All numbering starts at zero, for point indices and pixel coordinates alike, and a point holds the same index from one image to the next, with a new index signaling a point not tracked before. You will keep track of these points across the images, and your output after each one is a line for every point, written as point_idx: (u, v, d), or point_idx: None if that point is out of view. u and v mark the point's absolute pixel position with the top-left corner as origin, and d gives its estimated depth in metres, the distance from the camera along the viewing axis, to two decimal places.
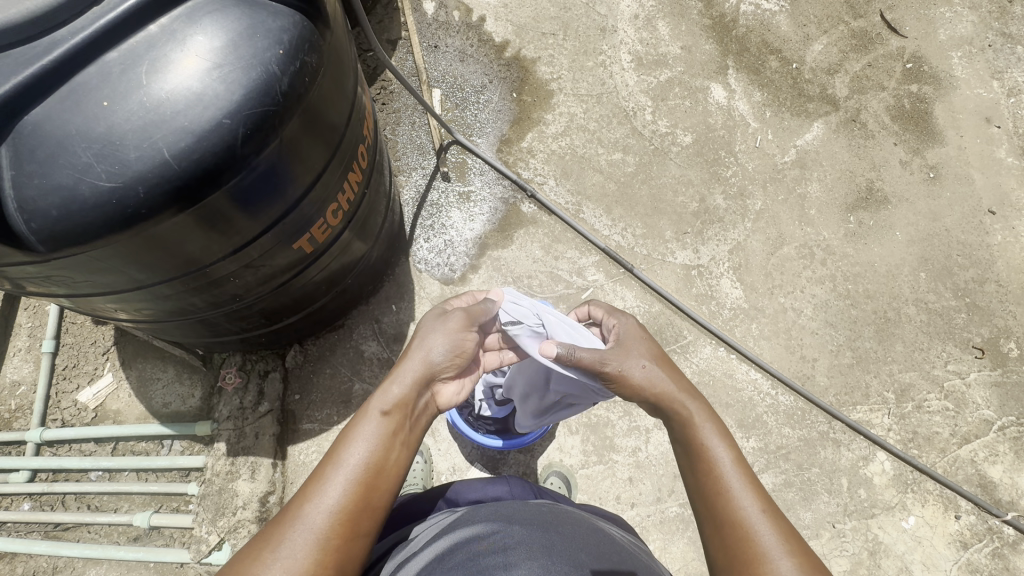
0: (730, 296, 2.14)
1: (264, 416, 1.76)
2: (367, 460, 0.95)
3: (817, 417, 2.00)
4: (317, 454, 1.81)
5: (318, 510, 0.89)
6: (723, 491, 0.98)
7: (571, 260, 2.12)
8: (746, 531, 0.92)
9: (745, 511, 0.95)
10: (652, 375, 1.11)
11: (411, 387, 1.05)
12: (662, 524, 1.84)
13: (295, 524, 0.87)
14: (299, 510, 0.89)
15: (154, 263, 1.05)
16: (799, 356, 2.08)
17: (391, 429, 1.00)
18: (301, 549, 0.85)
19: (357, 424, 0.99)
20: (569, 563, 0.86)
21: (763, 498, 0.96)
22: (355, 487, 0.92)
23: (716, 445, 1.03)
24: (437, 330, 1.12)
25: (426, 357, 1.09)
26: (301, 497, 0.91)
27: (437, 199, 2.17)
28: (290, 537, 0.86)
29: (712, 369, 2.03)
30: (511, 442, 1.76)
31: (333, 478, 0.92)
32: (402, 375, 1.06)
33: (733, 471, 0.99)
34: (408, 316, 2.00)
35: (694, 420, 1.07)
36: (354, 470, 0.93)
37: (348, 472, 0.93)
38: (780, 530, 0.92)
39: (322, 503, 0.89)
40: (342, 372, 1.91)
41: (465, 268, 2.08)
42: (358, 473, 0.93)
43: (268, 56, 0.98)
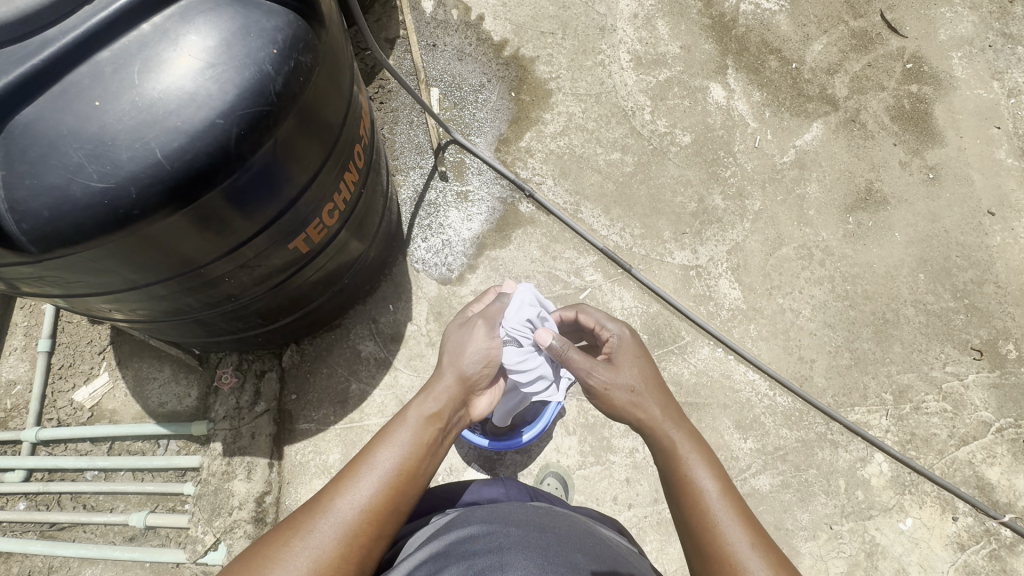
0: (728, 296, 2.13)
1: (261, 416, 1.76)
2: (399, 463, 0.96)
3: (815, 418, 2.00)
4: (314, 454, 1.81)
5: (349, 504, 0.90)
6: (708, 524, 0.97)
7: (569, 260, 2.12)
8: (734, 567, 0.92)
9: (733, 547, 0.94)
10: (639, 397, 1.12)
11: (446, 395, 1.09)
12: (660, 525, 1.84)
13: (324, 515, 0.88)
14: (331, 503, 0.90)
15: (148, 264, 1.05)
16: (797, 357, 2.08)
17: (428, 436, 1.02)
18: (329, 541, 0.86)
19: (394, 429, 1.01)
20: (565, 564, 0.86)
21: (751, 529, 0.96)
22: (386, 486, 0.93)
23: (701, 477, 1.02)
24: (474, 344, 1.16)
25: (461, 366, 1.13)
26: (333, 490, 0.92)
27: (435, 199, 2.16)
28: (315, 529, 0.87)
29: (710, 370, 2.03)
30: (498, 443, 1.72)
31: (364, 474, 0.94)
32: (439, 385, 1.10)
33: (719, 503, 0.99)
34: (405, 316, 1.99)
35: (678, 450, 1.06)
36: (387, 471, 0.95)
37: (382, 472, 0.94)
38: (769, 563, 0.92)
39: (353, 497, 0.91)
40: (339, 372, 1.90)
41: (463, 268, 2.08)
42: (392, 474, 0.95)
43: (262, 56, 0.98)
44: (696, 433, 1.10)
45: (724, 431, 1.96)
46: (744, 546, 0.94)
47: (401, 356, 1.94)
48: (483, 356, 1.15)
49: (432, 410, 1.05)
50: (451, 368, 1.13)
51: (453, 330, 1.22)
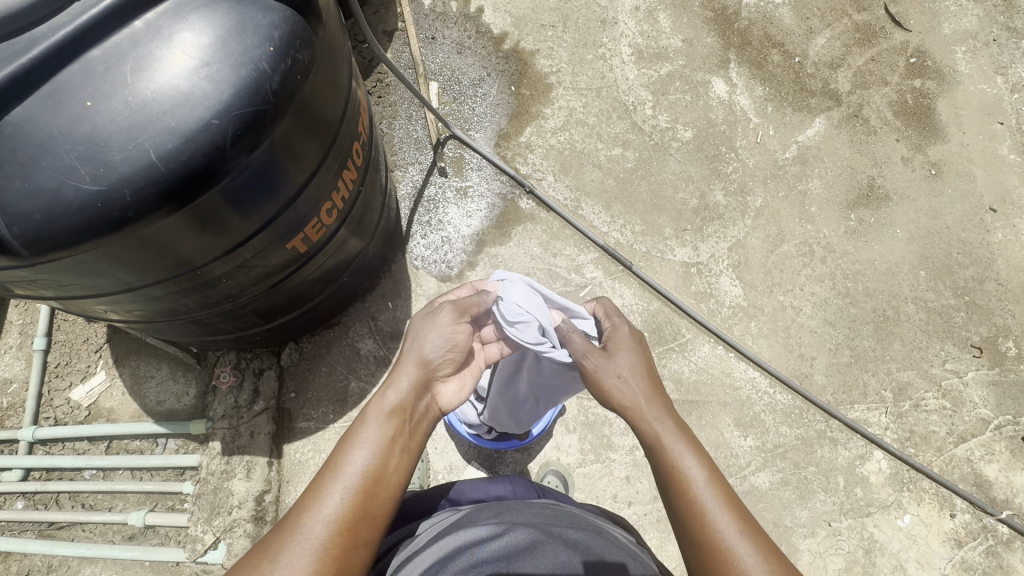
0: (729, 294, 2.12)
1: (260, 415, 1.75)
2: (367, 461, 0.95)
3: (815, 415, 2.00)
4: (313, 452, 1.80)
5: (317, 518, 0.88)
6: (695, 512, 0.96)
7: (570, 257, 2.10)
8: (725, 554, 0.91)
9: (723, 534, 0.93)
10: (629, 386, 1.12)
11: (403, 384, 1.06)
12: (659, 522, 1.84)
13: (294, 531, 0.87)
14: (298, 520, 0.88)
15: (144, 265, 1.03)
16: (797, 355, 2.07)
17: (386, 432, 0.99)
18: (303, 558, 0.85)
19: (353, 431, 0.99)
20: (577, 565, 0.85)
21: (740, 515, 0.95)
22: (353, 493, 0.92)
23: (687, 465, 1.01)
24: (423, 332, 1.13)
25: (416, 352, 1.11)
26: (301, 505, 0.91)
27: (435, 195, 2.14)
28: (289, 548, 0.86)
29: (710, 368, 2.02)
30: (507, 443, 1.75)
31: (330, 485, 0.92)
32: (394, 379, 1.07)
33: (707, 491, 0.97)
34: (405, 313, 1.98)
35: (663, 440, 1.05)
36: (355, 471, 0.94)
37: (347, 478, 0.93)
38: (757, 547, 0.91)
39: (320, 511, 0.89)
40: (338, 370, 1.89)
41: (463, 265, 2.06)
42: (356, 476, 0.93)
43: (258, 53, 0.95)
44: (684, 422, 1.08)
45: (724, 428, 1.96)
46: (735, 534, 0.93)
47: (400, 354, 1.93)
48: (447, 342, 1.14)
49: (389, 404, 1.03)
50: (407, 364, 1.10)
51: (416, 316, 1.19)
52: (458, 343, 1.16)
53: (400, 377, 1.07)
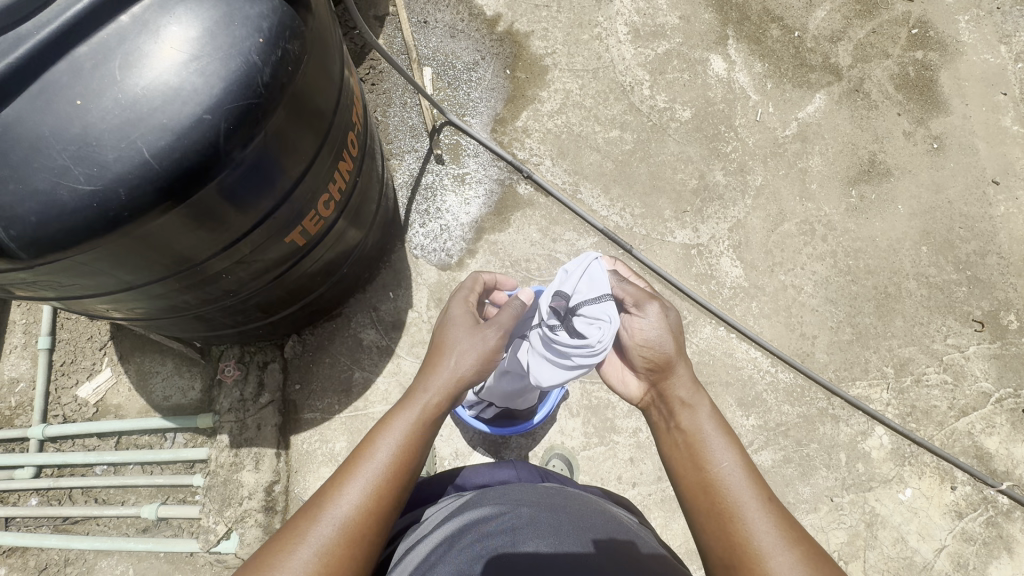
0: (730, 275, 2.12)
1: (266, 408, 1.76)
2: (394, 458, 0.96)
3: (816, 393, 2.01)
4: (320, 443, 1.82)
5: (344, 504, 0.90)
6: (720, 478, 0.97)
7: (569, 242, 2.10)
8: (747, 525, 0.92)
9: (745, 503, 0.94)
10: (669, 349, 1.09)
11: (437, 389, 1.03)
12: (664, 502, 1.87)
13: (324, 511, 0.89)
14: (325, 504, 0.90)
15: (144, 263, 1.03)
16: (798, 334, 2.08)
17: (419, 430, 1.00)
18: (327, 544, 0.86)
19: (388, 422, 0.99)
20: (586, 541, 0.87)
21: (760, 485, 0.97)
22: (383, 480, 0.93)
23: (713, 434, 1.03)
24: (468, 333, 1.09)
25: (452, 360, 1.06)
26: (335, 484, 0.92)
27: (432, 183, 2.13)
28: (314, 527, 0.87)
29: (712, 349, 2.03)
30: (514, 429, 1.74)
31: (359, 473, 0.93)
32: (433, 375, 1.05)
33: (730, 459, 0.99)
34: (406, 303, 1.98)
35: (693, 407, 1.06)
36: (387, 464, 0.95)
37: (379, 468, 0.94)
38: (776, 520, 0.93)
39: (348, 495, 0.90)
40: (341, 361, 1.90)
41: (462, 253, 2.05)
42: (390, 466, 0.95)
43: (248, 45, 0.94)
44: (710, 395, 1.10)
45: (726, 408, 1.97)
46: (756, 504, 0.94)
47: (403, 344, 1.94)
48: (483, 355, 1.07)
49: (422, 405, 1.02)
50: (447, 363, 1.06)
51: (460, 320, 1.13)
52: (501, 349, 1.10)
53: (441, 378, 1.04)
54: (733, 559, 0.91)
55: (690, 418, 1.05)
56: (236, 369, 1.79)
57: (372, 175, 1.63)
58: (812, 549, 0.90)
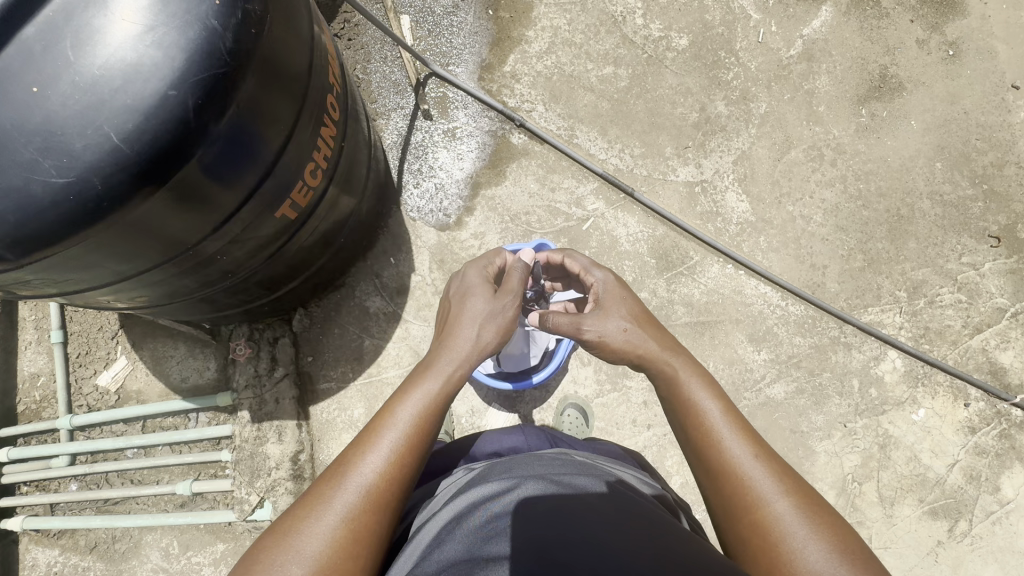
0: (736, 210, 2.06)
1: (281, 381, 1.79)
2: (417, 423, 0.97)
3: (828, 323, 2.00)
4: (338, 411, 1.87)
5: (369, 467, 0.90)
6: (710, 436, 0.98)
7: (569, 190, 2.04)
8: (739, 476, 0.92)
9: (736, 457, 0.94)
10: (631, 336, 1.12)
11: (456, 357, 1.07)
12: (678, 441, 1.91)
13: (350, 474, 0.89)
14: (349, 468, 0.90)
15: (136, 253, 1.01)
16: (808, 265, 2.04)
17: (440, 386, 1.02)
18: (352, 505, 0.86)
19: (409, 389, 1.01)
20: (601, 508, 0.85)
21: (753, 440, 0.96)
22: (406, 446, 0.94)
23: (702, 397, 1.02)
24: (484, 301, 1.17)
25: (469, 332, 1.11)
26: (360, 446, 0.92)
27: (422, 140, 2.05)
28: (339, 492, 0.87)
29: (721, 288, 2.00)
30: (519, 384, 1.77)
31: (382, 437, 0.93)
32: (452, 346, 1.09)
33: (720, 418, 0.99)
34: (408, 267, 1.96)
35: (679, 375, 1.07)
36: (409, 429, 0.95)
37: (403, 429, 0.95)
38: (770, 469, 0.92)
39: (372, 461, 0.90)
40: (350, 330, 1.91)
41: (460, 211, 2.00)
42: (413, 424, 0.96)
43: (204, 10, 0.88)
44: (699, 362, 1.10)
45: (737, 345, 1.97)
46: (747, 457, 0.94)
47: (409, 308, 1.93)
48: (497, 324, 1.15)
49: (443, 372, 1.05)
50: (465, 332, 1.12)
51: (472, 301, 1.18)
52: (513, 320, 1.19)
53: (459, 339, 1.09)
54: (729, 509, 0.91)
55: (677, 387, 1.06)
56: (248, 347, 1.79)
57: (359, 141, 1.58)
58: (807, 496, 0.89)
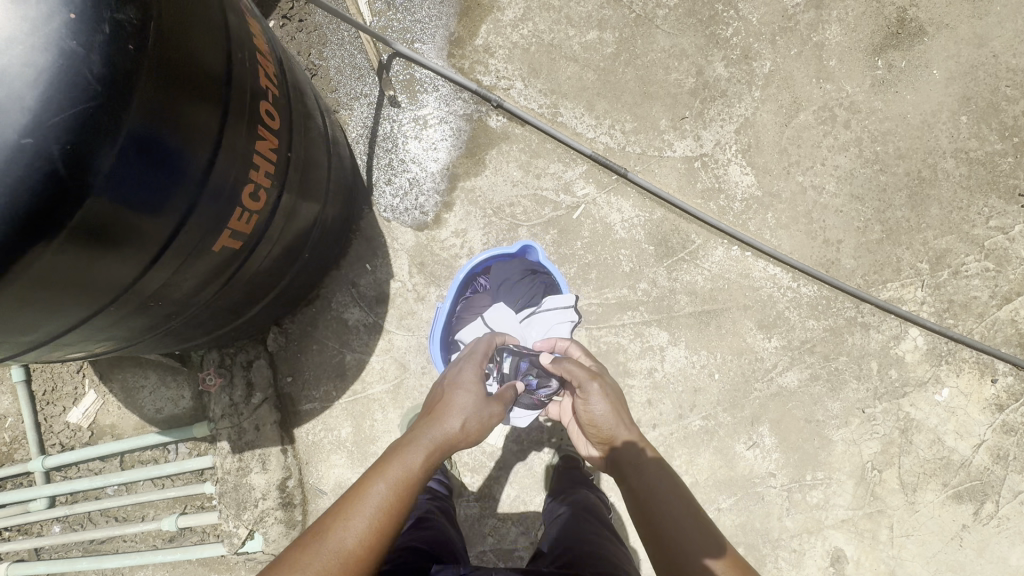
0: (740, 185, 1.87)
1: (261, 407, 1.68)
2: (403, 489, 0.90)
3: (843, 303, 1.85)
4: (325, 432, 1.76)
5: (347, 533, 0.83)
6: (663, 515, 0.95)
7: (556, 176, 1.85)
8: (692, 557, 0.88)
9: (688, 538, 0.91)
10: (606, 410, 1.13)
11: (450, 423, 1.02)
12: (686, 439, 1.80)
13: (326, 539, 0.83)
14: (326, 533, 0.83)
15: (41, 320, 0.87)
16: (821, 241, 1.87)
17: (418, 471, 0.93)
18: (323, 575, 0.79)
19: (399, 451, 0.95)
20: None
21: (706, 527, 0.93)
22: (387, 515, 0.87)
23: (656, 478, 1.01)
24: (472, 396, 1.07)
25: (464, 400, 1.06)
26: (338, 522, 0.85)
27: (390, 130, 1.85)
28: (311, 559, 0.80)
29: (726, 273, 1.85)
30: None
31: (364, 502, 0.87)
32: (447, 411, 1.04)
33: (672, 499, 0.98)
34: (386, 273, 1.80)
35: (636, 455, 1.06)
36: (394, 495, 0.89)
37: (384, 495, 0.88)
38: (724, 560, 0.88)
39: (352, 527, 0.84)
40: (329, 346, 1.78)
41: (438, 207, 1.83)
42: (389, 500, 0.88)
43: (60, 36, 0.74)
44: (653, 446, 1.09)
45: (746, 333, 1.83)
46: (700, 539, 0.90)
47: (391, 318, 1.79)
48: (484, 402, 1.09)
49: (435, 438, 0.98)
50: (458, 405, 1.06)
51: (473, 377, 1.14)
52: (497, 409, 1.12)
53: (440, 427, 0.99)
54: None
55: (635, 466, 1.05)
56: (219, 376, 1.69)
57: (311, 138, 1.40)
58: None
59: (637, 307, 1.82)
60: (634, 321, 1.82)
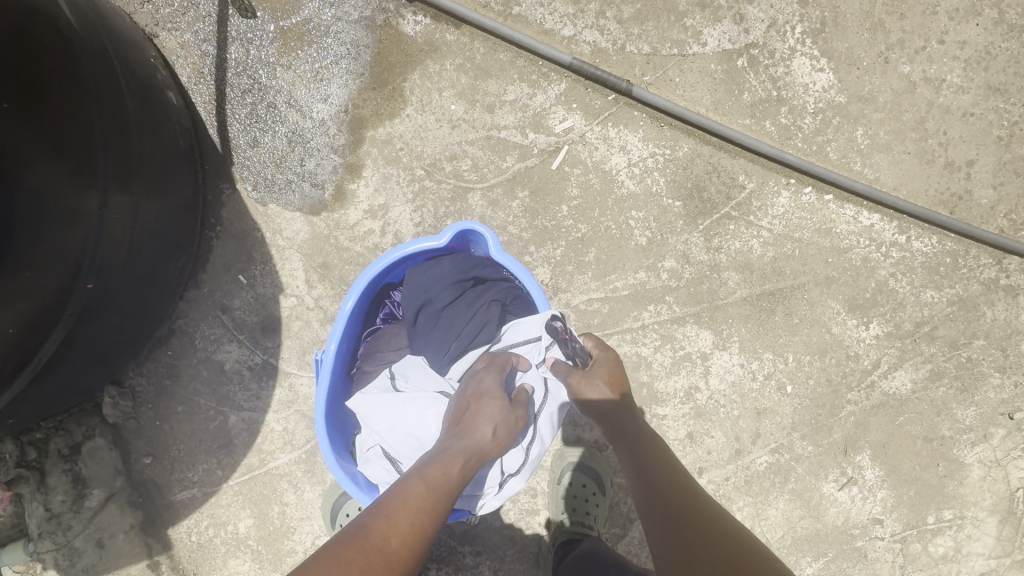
0: (811, 88, 1.18)
1: (100, 514, 1.13)
2: (442, 477, 0.69)
3: (980, 259, 1.20)
4: (214, 530, 1.18)
5: (384, 522, 0.62)
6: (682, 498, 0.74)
7: (518, 104, 1.17)
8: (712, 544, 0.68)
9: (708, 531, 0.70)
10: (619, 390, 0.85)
11: (490, 417, 0.79)
12: (750, 485, 1.21)
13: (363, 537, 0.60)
14: (362, 530, 0.61)
15: None
16: (942, 165, 1.19)
17: (460, 468, 0.71)
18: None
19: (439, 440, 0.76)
20: None
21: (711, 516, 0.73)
22: (429, 505, 0.65)
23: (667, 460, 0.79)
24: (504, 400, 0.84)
25: (492, 400, 0.82)
26: (379, 514, 0.63)
27: (245, 55, 1.15)
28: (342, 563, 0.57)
29: (798, 231, 1.19)
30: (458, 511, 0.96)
31: (403, 491, 0.66)
32: (480, 411, 0.80)
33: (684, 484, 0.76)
34: (271, 286, 1.17)
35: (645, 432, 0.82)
36: (436, 483, 0.68)
37: (421, 485, 0.67)
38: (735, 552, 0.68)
39: (395, 516, 0.63)
40: (201, 405, 1.17)
41: (338, 174, 1.16)
42: (431, 494, 0.67)
43: None
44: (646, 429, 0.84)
45: (832, 319, 1.20)
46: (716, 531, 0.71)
47: (288, 354, 1.18)
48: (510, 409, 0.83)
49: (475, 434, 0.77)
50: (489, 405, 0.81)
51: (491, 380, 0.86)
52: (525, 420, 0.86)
53: (473, 431, 0.77)
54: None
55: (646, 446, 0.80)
56: (14, 483, 1.09)
57: (47, 76, 0.78)
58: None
59: (662, 299, 1.19)
60: (660, 320, 1.19)
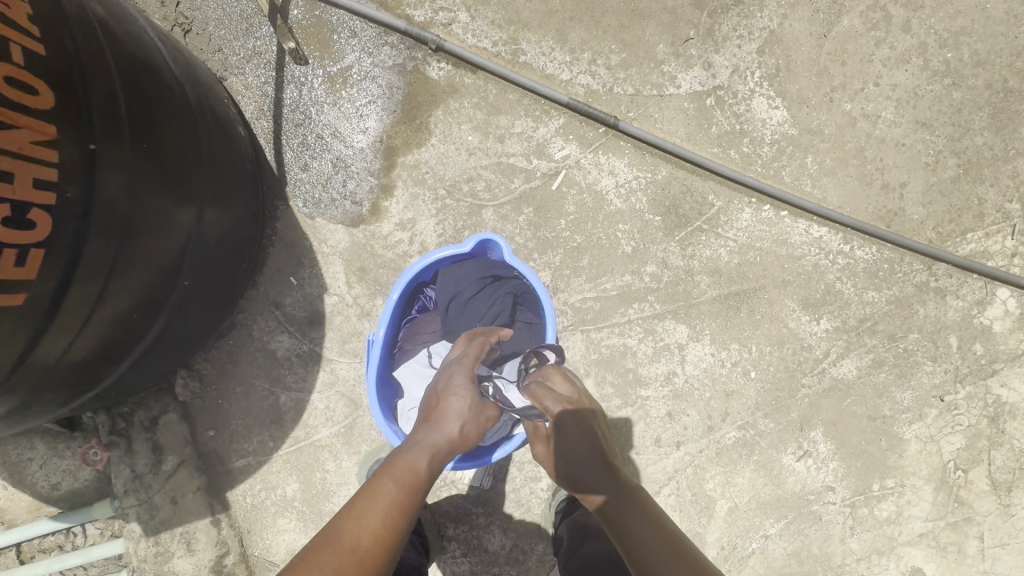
0: (768, 122, 1.42)
1: (174, 476, 1.34)
2: (411, 478, 0.80)
3: (912, 266, 1.42)
4: (266, 492, 1.40)
5: (359, 519, 0.72)
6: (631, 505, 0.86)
7: (525, 135, 1.41)
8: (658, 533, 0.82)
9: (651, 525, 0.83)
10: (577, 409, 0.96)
11: (454, 421, 0.90)
12: (720, 456, 1.43)
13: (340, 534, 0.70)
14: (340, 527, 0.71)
15: None
16: (879, 186, 1.43)
17: (427, 465, 0.82)
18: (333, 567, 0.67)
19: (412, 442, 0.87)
20: None
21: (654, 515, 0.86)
22: (402, 503, 0.76)
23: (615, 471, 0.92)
24: (469, 398, 0.95)
25: (456, 404, 0.93)
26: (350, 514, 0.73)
27: (299, 95, 1.39)
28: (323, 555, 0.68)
29: (759, 241, 1.42)
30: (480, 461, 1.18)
31: (377, 492, 0.77)
32: (446, 414, 0.91)
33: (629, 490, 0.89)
34: (317, 286, 1.39)
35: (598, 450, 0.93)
36: (405, 482, 0.79)
37: (393, 488, 0.77)
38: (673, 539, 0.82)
39: (370, 512, 0.74)
40: (257, 386, 1.39)
41: (374, 193, 1.40)
42: (402, 492, 0.78)
43: None
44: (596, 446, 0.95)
45: (789, 316, 1.43)
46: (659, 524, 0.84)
47: (330, 343, 1.40)
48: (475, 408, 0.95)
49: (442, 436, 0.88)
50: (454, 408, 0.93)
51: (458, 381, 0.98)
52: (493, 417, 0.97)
53: (439, 431, 0.88)
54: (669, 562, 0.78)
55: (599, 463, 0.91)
56: (106, 448, 1.31)
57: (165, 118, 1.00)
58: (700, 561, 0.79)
59: (645, 298, 1.41)
60: (643, 316, 1.41)
